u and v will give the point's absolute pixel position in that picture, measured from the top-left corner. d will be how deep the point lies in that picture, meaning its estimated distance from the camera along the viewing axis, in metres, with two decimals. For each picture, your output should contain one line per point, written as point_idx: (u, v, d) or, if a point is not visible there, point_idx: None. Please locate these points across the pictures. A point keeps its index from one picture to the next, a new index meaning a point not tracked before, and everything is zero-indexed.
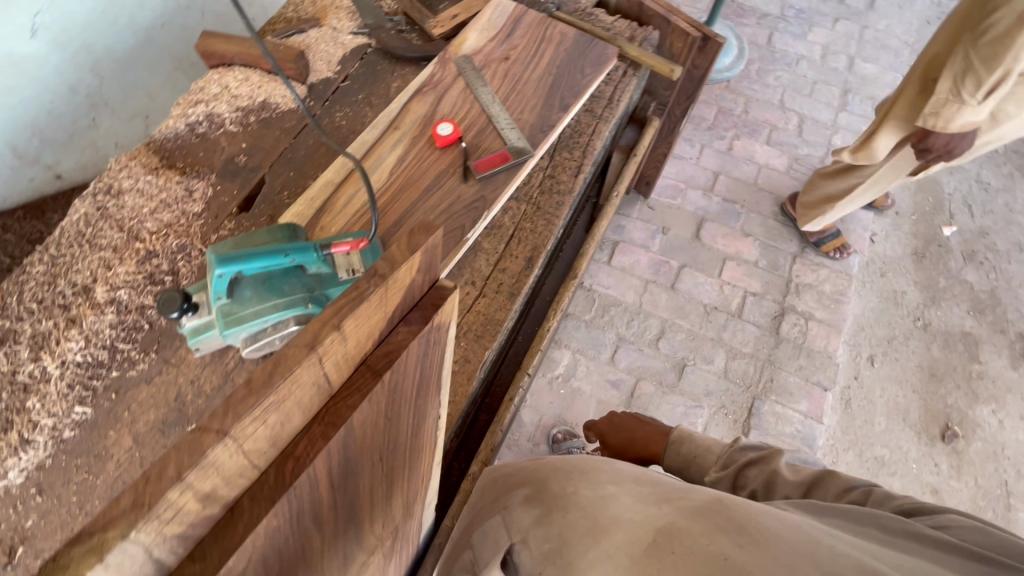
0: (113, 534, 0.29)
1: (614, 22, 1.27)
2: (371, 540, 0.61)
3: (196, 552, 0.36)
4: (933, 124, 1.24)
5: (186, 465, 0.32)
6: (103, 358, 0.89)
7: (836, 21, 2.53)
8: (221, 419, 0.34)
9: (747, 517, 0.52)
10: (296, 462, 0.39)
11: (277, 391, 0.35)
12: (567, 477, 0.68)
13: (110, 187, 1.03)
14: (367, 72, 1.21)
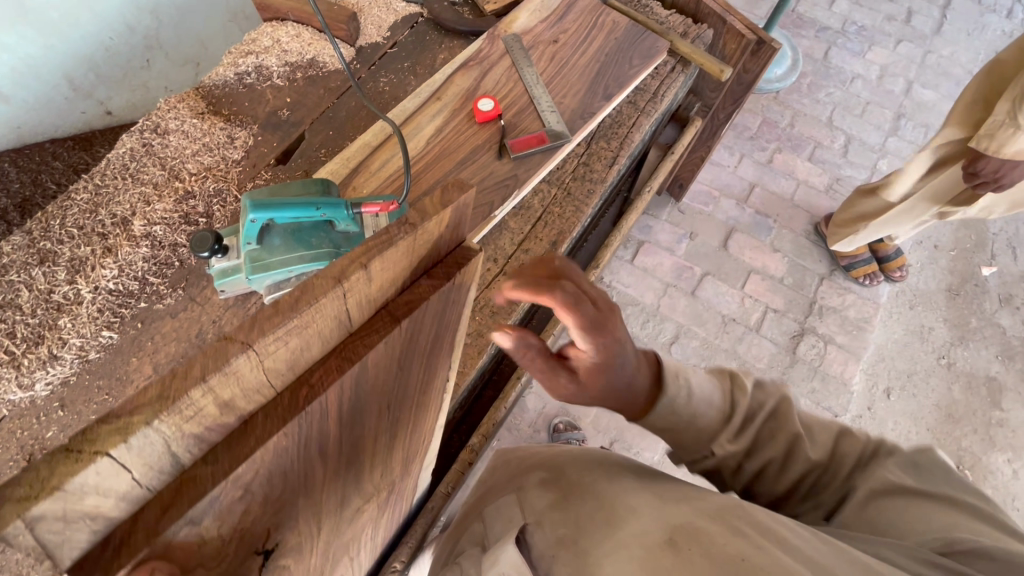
0: (138, 419, 0.32)
1: (668, 16, 1.25)
2: (369, 488, 0.63)
3: (209, 456, 0.39)
4: (986, 147, 1.19)
5: (211, 369, 0.34)
6: (133, 288, 0.92)
7: (899, 42, 2.44)
8: (246, 332, 0.35)
9: (767, 521, 0.46)
10: (309, 389, 0.41)
11: (303, 315, 0.36)
12: (592, 469, 0.62)
13: (158, 125, 1.07)
14: (416, 41, 1.21)
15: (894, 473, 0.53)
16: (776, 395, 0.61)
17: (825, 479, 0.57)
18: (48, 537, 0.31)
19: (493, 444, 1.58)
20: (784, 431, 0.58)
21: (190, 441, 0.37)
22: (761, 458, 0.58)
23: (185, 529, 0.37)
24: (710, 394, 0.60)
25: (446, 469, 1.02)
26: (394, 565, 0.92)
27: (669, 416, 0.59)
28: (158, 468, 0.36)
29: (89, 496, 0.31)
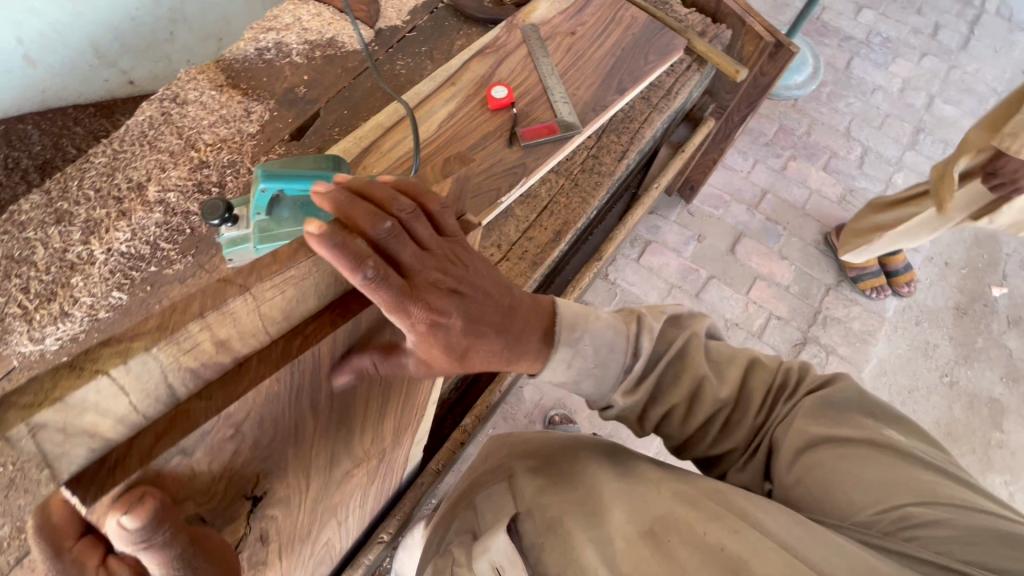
0: (138, 345, 0.36)
1: (687, 15, 1.25)
2: (357, 451, 0.70)
3: (204, 392, 0.45)
4: (1009, 145, 1.19)
5: (209, 306, 0.39)
6: (144, 252, 0.94)
7: (923, 56, 2.41)
8: (245, 277, 0.41)
9: (742, 506, 0.50)
10: (304, 339, 0.48)
11: (297, 267, 0.43)
12: (580, 454, 0.65)
13: (177, 95, 1.09)
14: (434, 26, 1.22)
15: (817, 420, 0.60)
16: (683, 335, 0.66)
17: (736, 415, 0.64)
18: (49, 447, 0.36)
19: (488, 431, 1.60)
20: (688, 373, 0.64)
21: (185, 375, 0.43)
22: (664, 403, 0.64)
23: (176, 458, 0.43)
24: (613, 339, 0.63)
25: (437, 448, 1.03)
26: (381, 537, 0.95)
27: (564, 370, 0.63)
28: (153, 397, 0.41)
29: (88, 412, 0.36)
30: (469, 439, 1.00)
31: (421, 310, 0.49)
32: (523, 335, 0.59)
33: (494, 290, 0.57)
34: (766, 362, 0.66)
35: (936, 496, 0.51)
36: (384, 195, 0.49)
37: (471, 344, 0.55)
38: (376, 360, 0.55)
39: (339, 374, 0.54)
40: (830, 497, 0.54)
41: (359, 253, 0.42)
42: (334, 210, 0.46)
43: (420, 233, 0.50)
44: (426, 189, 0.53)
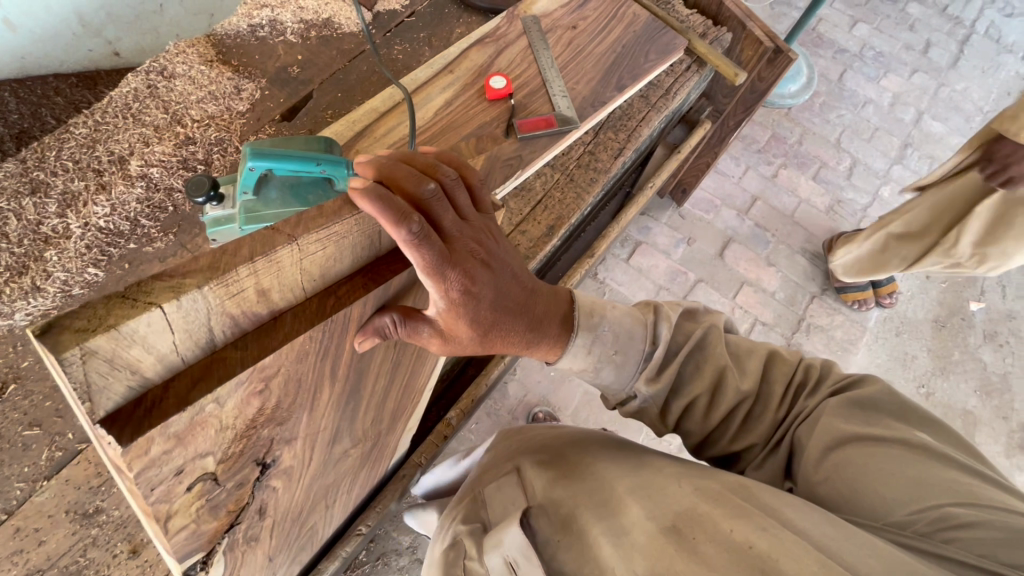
0: (191, 282, 0.39)
1: (689, 16, 1.25)
2: (358, 431, 0.74)
3: (239, 342, 0.48)
4: (1007, 128, 1.15)
5: (259, 252, 0.41)
6: (124, 229, 0.91)
7: (914, 72, 2.45)
8: (292, 228, 0.43)
9: (772, 505, 0.49)
10: (337, 299, 0.51)
11: (340, 223, 0.45)
12: (592, 452, 0.65)
13: (165, 68, 1.05)
14: (434, 13, 1.20)
15: (846, 419, 0.59)
16: (701, 327, 0.67)
17: (756, 410, 0.64)
18: (95, 377, 0.37)
19: (471, 426, 1.58)
20: (710, 363, 0.64)
21: (226, 323, 0.45)
22: (689, 395, 0.64)
23: (213, 406, 0.45)
24: (630, 328, 0.66)
25: (421, 439, 1.02)
26: (360, 528, 0.93)
27: (584, 356, 0.65)
28: (194, 340, 0.43)
29: (135, 346, 0.38)
30: (454, 432, 0.99)
31: (457, 277, 0.49)
32: (543, 317, 0.63)
33: (519, 272, 0.59)
34: (785, 356, 0.67)
35: (977, 499, 0.50)
36: (428, 162, 0.51)
37: (495, 319, 0.57)
38: (397, 322, 0.55)
39: (363, 336, 0.55)
40: (860, 496, 0.53)
41: (404, 209, 0.43)
42: (379, 169, 0.47)
43: (460, 203, 0.52)
44: (464, 164, 0.56)
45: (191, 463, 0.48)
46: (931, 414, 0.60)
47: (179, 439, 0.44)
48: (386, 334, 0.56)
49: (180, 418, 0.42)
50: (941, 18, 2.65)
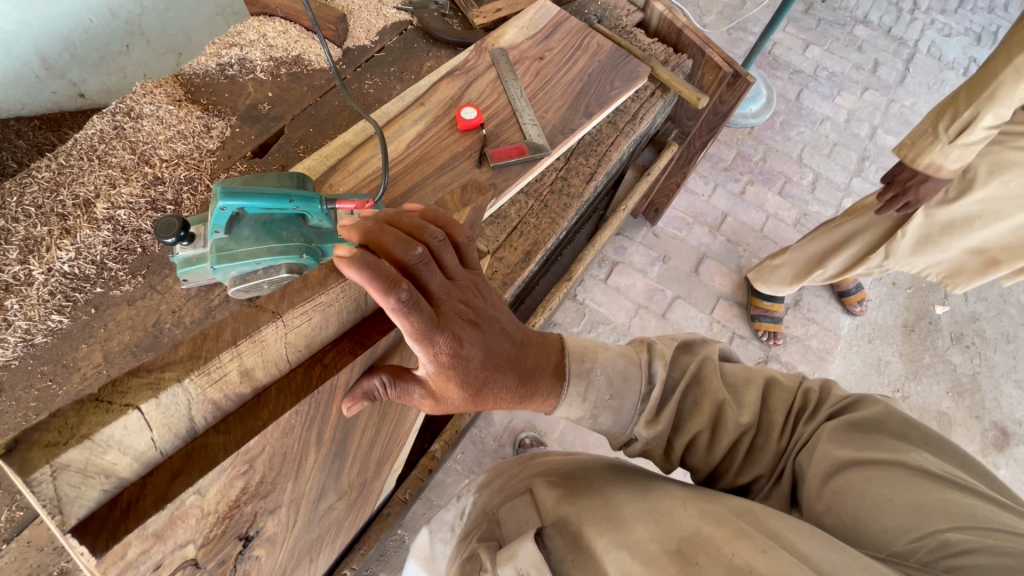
0: (172, 375, 0.40)
1: (650, 44, 1.30)
2: (342, 485, 0.72)
3: (222, 426, 0.48)
4: (905, 154, 1.15)
5: (241, 335, 0.43)
6: (89, 273, 0.89)
7: (865, 90, 2.58)
8: (276, 304, 0.45)
9: (776, 529, 0.49)
10: (323, 368, 0.53)
11: (326, 292, 0.47)
12: (603, 478, 0.65)
13: (131, 109, 1.04)
14: (403, 48, 1.23)
15: (844, 443, 0.59)
16: (697, 360, 0.67)
17: (759, 439, 0.64)
18: (65, 491, 0.37)
19: (456, 455, 1.56)
20: (707, 398, 0.64)
21: (208, 410, 0.46)
22: (689, 432, 0.64)
23: (192, 497, 0.45)
24: (624, 369, 0.66)
25: (407, 474, 1.00)
26: (344, 571, 0.91)
27: (579, 404, 0.65)
28: (174, 432, 0.44)
29: (110, 451, 0.38)
30: (438, 465, 0.98)
31: (446, 340, 0.50)
32: (535, 370, 0.62)
33: (509, 327, 0.59)
34: (784, 381, 0.67)
35: (976, 520, 0.49)
36: (415, 223, 0.50)
37: (486, 379, 0.56)
38: (387, 383, 0.57)
39: (350, 401, 0.55)
40: (862, 524, 0.52)
41: (393, 276, 0.42)
42: (366, 234, 0.47)
43: (447, 263, 0.52)
44: (452, 222, 0.55)
45: (170, 556, 0.48)
46: (936, 434, 0.59)
47: (157, 536, 0.44)
48: (375, 395, 0.57)
49: (157, 518, 0.42)
50: (887, 39, 2.81)
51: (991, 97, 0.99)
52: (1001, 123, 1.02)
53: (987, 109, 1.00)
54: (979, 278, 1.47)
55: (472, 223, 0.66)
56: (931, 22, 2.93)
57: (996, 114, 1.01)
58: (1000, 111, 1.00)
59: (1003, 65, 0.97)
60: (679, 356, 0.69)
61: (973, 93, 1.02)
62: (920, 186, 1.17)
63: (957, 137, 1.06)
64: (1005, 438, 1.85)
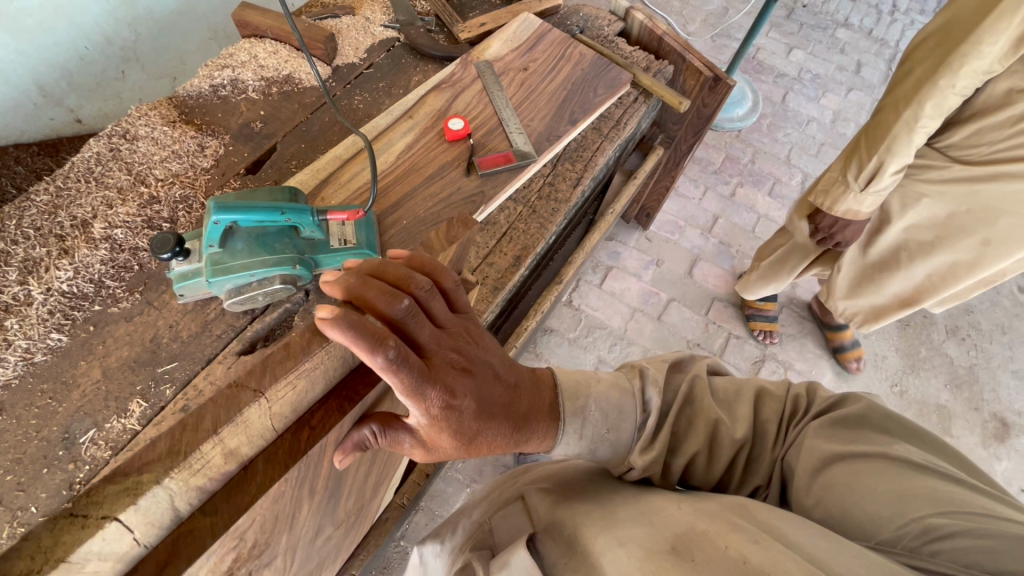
0: (150, 479, 0.41)
1: (632, 52, 1.33)
2: (339, 514, 0.73)
3: (209, 506, 0.48)
4: (823, 203, 1.24)
5: (221, 423, 0.45)
6: (88, 291, 0.91)
7: (849, 90, 2.63)
8: (256, 380, 0.48)
9: (771, 524, 0.48)
10: (311, 432, 0.53)
11: (310, 359, 0.50)
12: (598, 486, 0.65)
13: (127, 131, 1.07)
14: (392, 63, 1.26)
15: (829, 439, 0.59)
16: (687, 379, 0.66)
17: (754, 450, 0.63)
18: None
19: (458, 464, 1.55)
20: (701, 419, 0.62)
21: (191, 495, 0.46)
22: (687, 451, 0.61)
23: None
24: (618, 402, 0.63)
25: (404, 480, 1.01)
26: None
27: (576, 441, 0.61)
28: (156, 525, 0.44)
29: (89, 562, 0.38)
30: (435, 470, 0.99)
31: (438, 392, 0.48)
32: (529, 415, 0.59)
33: (503, 370, 0.58)
34: (773, 390, 0.67)
35: (958, 505, 0.50)
36: (400, 273, 0.51)
37: (480, 428, 0.53)
38: (377, 432, 0.56)
39: (341, 453, 0.55)
40: (850, 515, 0.53)
41: (380, 334, 0.42)
42: (349, 290, 0.47)
43: (435, 311, 0.52)
44: (438, 267, 0.56)
45: None
46: (918, 427, 0.60)
47: None
48: (367, 445, 0.57)
49: None
50: (868, 40, 2.86)
51: (889, 149, 1.08)
52: (903, 169, 1.11)
53: (889, 159, 1.09)
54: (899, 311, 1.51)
55: (459, 258, 0.68)
56: (911, 23, 2.98)
57: (898, 162, 1.09)
58: (900, 160, 1.09)
59: (894, 120, 1.06)
60: (673, 376, 0.67)
61: (872, 145, 1.11)
62: (846, 228, 1.27)
63: (867, 186, 1.15)
64: (1005, 428, 1.85)
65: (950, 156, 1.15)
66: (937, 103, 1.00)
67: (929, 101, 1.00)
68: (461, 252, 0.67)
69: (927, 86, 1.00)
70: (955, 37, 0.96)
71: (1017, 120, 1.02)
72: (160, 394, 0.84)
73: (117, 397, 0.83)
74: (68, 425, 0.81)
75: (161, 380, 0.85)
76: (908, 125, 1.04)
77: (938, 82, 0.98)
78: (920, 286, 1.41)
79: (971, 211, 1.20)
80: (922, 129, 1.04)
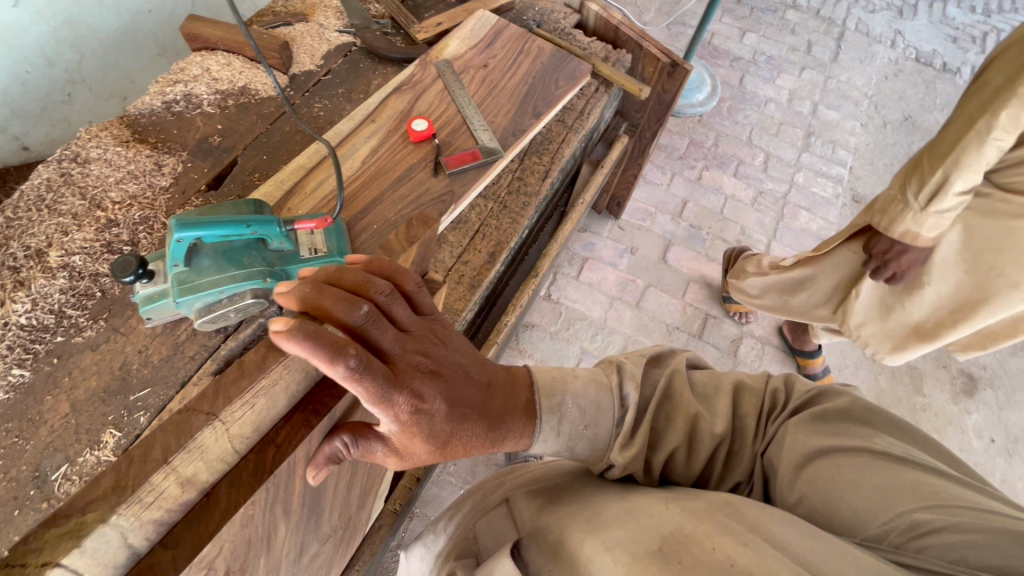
0: (92, 519, 0.38)
1: (590, 43, 1.34)
2: (324, 531, 0.72)
3: (168, 540, 0.45)
4: (880, 222, 1.14)
5: (171, 452, 0.42)
6: (49, 322, 0.87)
7: (803, 69, 2.70)
8: (210, 403, 0.45)
9: (757, 520, 0.47)
10: (276, 451, 0.50)
11: (267, 375, 0.48)
12: (582, 483, 0.63)
13: (78, 155, 1.03)
14: (349, 69, 1.24)
15: (812, 432, 0.59)
16: (666, 374, 0.65)
17: (734, 445, 0.62)
18: None
19: (450, 468, 1.54)
20: (680, 412, 0.61)
21: (147, 530, 0.43)
22: (666, 447, 0.60)
23: None
24: (596, 398, 0.61)
25: (394, 486, 1.00)
26: None
27: (553, 439, 0.60)
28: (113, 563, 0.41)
29: None
30: (425, 472, 0.99)
31: (406, 398, 0.48)
32: (504, 414, 0.58)
33: (474, 369, 0.57)
34: (753, 384, 0.66)
35: (943, 499, 0.50)
36: (358, 279, 0.50)
37: (453, 431, 0.53)
38: (348, 443, 0.54)
39: (314, 469, 0.53)
40: (837, 511, 0.52)
41: (339, 343, 0.41)
42: (306, 300, 0.46)
43: (397, 315, 0.51)
44: (399, 269, 0.54)
45: None
46: (900, 418, 0.60)
47: None
48: (340, 457, 0.55)
49: None
50: (817, 20, 2.95)
51: (956, 161, 0.99)
52: (971, 190, 1.01)
53: (955, 173, 0.99)
54: (908, 340, 1.42)
55: (422, 259, 0.67)
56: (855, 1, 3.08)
57: (965, 180, 1.00)
58: (968, 176, 0.99)
59: (964, 129, 0.97)
60: (654, 370, 0.66)
61: (936, 159, 1.02)
62: (902, 256, 1.17)
63: (928, 205, 1.05)
64: (973, 382, 1.93)
65: (996, 183, 1.06)
66: (1013, 113, 0.91)
67: (1004, 110, 0.92)
68: (424, 251, 0.66)
69: (1004, 95, 0.92)
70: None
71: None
72: (134, 422, 0.81)
73: (88, 429, 0.80)
74: (38, 463, 0.77)
75: (134, 408, 0.82)
76: (983, 136, 0.95)
77: (1017, 89, 0.90)
78: (937, 320, 1.32)
79: (999, 249, 1.12)
80: (995, 142, 0.95)
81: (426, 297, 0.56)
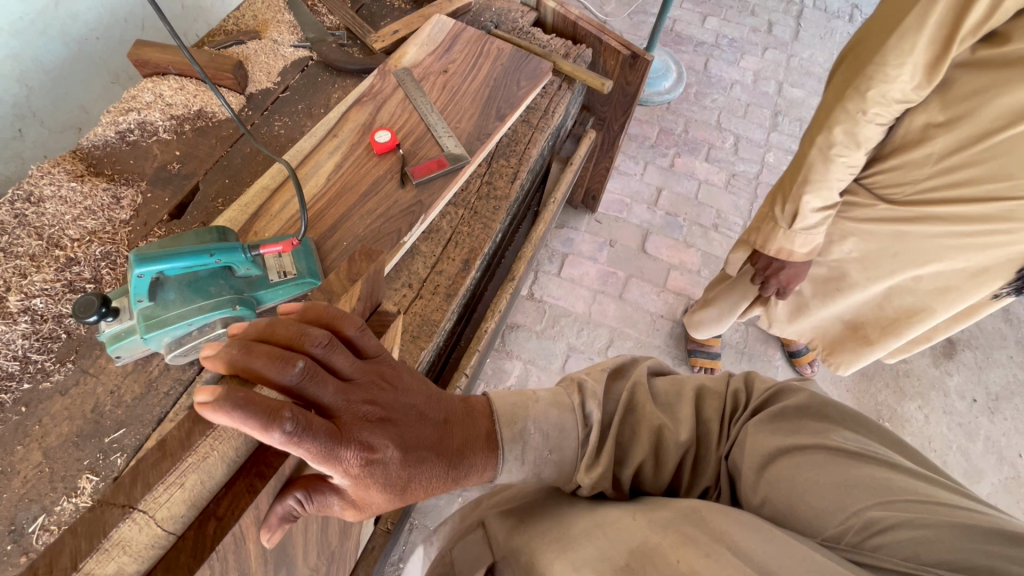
0: None
1: (549, 40, 1.33)
2: (307, 563, 0.71)
3: None
4: (755, 240, 1.15)
5: (81, 558, 0.40)
6: (12, 370, 0.84)
7: (766, 49, 2.72)
8: (127, 493, 0.43)
9: (720, 528, 0.47)
10: (217, 522, 0.48)
11: (193, 453, 0.45)
12: (554, 501, 0.62)
13: (31, 193, 0.99)
14: (308, 84, 1.23)
15: (770, 432, 0.59)
16: (628, 387, 0.65)
17: (700, 452, 0.63)
18: None
19: None
20: (645, 425, 0.61)
21: None
22: (632, 463, 0.60)
23: None
24: (559, 419, 0.61)
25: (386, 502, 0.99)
26: None
27: (519, 467, 0.59)
28: None
29: None
30: None
31: (354, 451, 0.47)
32: (463, 449, 0.57)
33: (427, 408, 0.56)
34: (713, 387, 0.67)
35: (895, 493, 0.50)
36: (291, 332, 0.48)
37: (411, 475, 0.52)
38: (303, 500, 0.53)
39: (268, 530, 0.52)
40: (795, 511, 0.52)
41: (272, 407, 0.40)
42: (235, 363, 0.43)
43: (337, 364, 0.50)
44: (337, 314, 0.53)
45: None
46: (854, 411, 0.62)
47: None
48: (295, 514, 0.53)
49: None
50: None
51: (807, 180, 0.99)
52: (829, 204, 1.03)
53: (807, 193, 1.01)
54: (848, 341, 1.40)
55: (373, 290, 0.66)
56: None
57: (820, 197, 1.01)
58: (821, 195, 1.00)
59: (809, 148, 0.97)
60: (615, 384, 0.66)
61: (793, 179, 1.03)
62: (782, 272, 1.18)
63: (794, 223, 1.06)
64: (952, 345, 1.97)
65: (877, 195, 1.04)
66: (847, 128, 0.91)
67: (840, 125, 0.91)
68: (373, 284, 0.66)
69: (836, 109, 0.91)
70: (858, 62, 0.88)
71: (937, 160, 0.91)
72: (110, 465, 0.79)
73: (62, 477, 0.78)
74: (12, 516, 0.75)
75: (109, 451, 0.80)
76: (824, 152, 0.95)
77: (844, 106, 0.89)
78: (867, 317, 1.31)
79: (898, 256, 1.09)
80: (840, 160, 0.95)
81: (367, 341, 0.54)
